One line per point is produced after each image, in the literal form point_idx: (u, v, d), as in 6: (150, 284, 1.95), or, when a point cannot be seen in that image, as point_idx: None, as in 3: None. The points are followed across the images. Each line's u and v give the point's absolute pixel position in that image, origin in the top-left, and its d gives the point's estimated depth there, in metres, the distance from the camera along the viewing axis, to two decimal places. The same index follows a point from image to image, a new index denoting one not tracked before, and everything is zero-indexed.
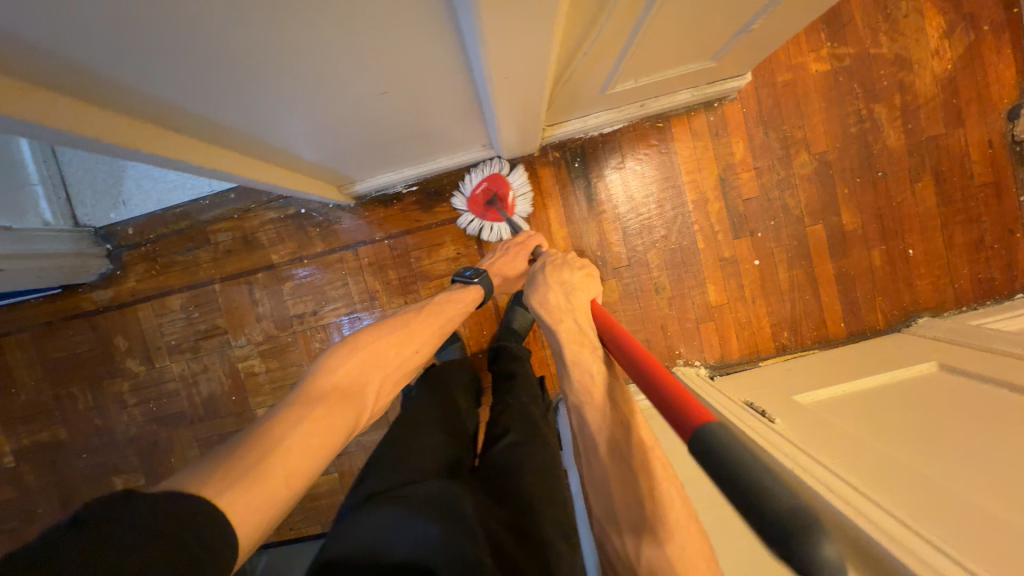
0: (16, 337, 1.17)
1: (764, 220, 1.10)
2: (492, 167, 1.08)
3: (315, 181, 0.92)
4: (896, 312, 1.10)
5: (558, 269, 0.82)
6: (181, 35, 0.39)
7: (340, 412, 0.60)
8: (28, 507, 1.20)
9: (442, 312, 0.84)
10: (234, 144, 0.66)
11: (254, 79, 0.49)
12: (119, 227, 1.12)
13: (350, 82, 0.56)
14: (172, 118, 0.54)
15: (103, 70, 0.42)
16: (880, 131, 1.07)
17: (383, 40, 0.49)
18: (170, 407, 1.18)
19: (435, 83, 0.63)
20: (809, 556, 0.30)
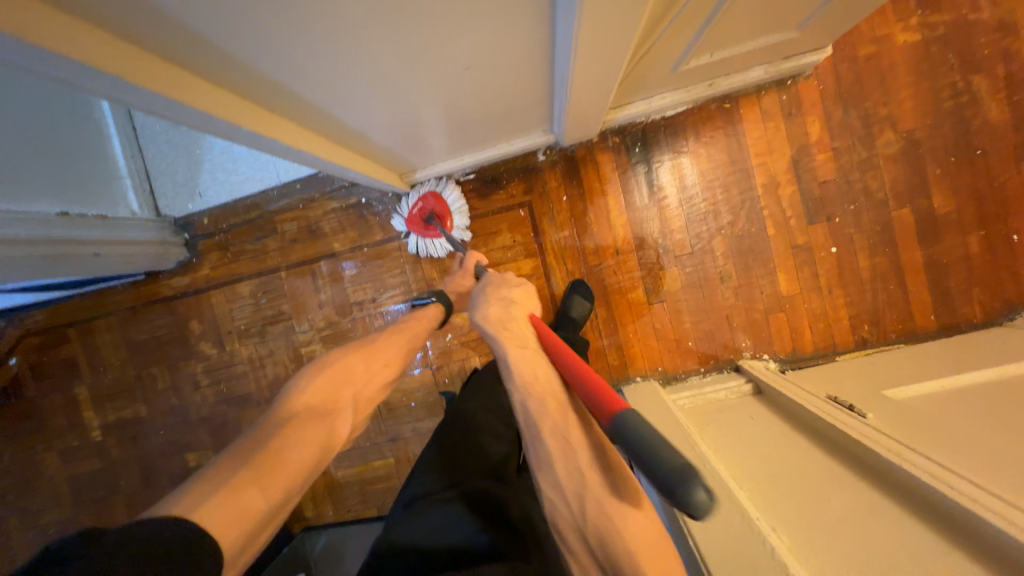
0: (103, 320, 1.27)
1: (843, 204, 1.03)
2: (428, 186, 1.11)
3: (379, 167, 0.94)
4: (997, 303, 1.00)
5: (499, 287, 0.71)
6: (300, 1, 0.40)
7: (312, 432, 0.55)
8: (113, 478, 1.30)
9: (408, 330, 0.79)
10: (317, 125, 0.68)
11: (348, 50, 0.50)
12: (196, 217, 1.19)
13: (437, 58, 0.56)
14: (270, 95, 0.56)
15: (216, 40, 0.43)
16: (979, 105, 0.98)
17: (479, 12, 0.49)
18: (239, 389, 1.24)
19: (516, 57, 0.62)
20: (689, 498, 0.34)
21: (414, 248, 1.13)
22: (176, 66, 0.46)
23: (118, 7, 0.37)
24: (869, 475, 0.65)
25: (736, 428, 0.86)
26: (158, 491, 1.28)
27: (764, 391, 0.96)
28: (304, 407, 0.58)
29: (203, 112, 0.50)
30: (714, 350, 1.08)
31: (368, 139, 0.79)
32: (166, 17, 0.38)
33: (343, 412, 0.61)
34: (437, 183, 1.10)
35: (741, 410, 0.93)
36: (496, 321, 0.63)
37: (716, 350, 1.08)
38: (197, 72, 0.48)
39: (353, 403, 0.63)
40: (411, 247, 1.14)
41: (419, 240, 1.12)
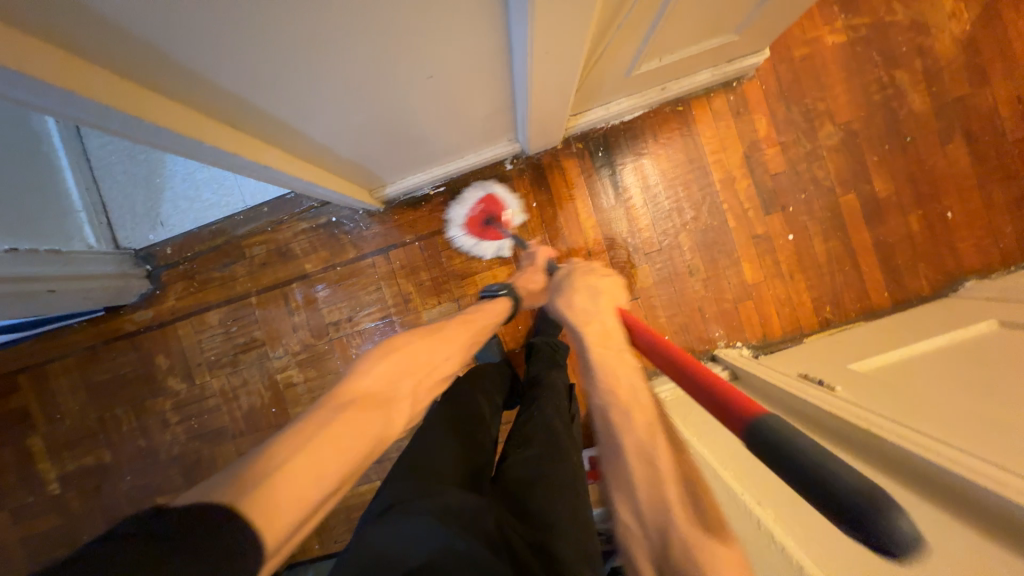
0: (59, 363, 1.19)
1: (795, 193, 1.09)
2: (486, 189, 1.14)
3: (347, 182, 0.94)
4: (941, 277, 1.07)
5: (583, 276, 0.82)
6: (260, 14, 0.41)
7: (371, 417, 0.52)
8: (74, 534, 1.20)
9: (473, 320, 0.80)
10: (283, 141, 0.68)
11: (311, 61, 0.50)
12: (158, 247, 1.16)
13: (400, 68, 0.58)
14: (233, 111, 0.56)
15: (181, 57, 0.44)
16: (904, 97, 1.06)
17: (438, 23, 0.51)
18: (212, 423, 1.18)
19: (477, 66, 0.65)
20: (884, 528, 0.31)
21: (469, 249, 1.14)
22: (139, 83, 0.46)
23: (80, 27, 0.37)
24: (843, 443, 0.68)
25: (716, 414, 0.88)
26: None
27: (740, 376, 0.99)
28: (363, 394, 0.54)
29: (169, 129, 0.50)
30: (689, 342, 1.11)
31: (337, 154, 0.79)
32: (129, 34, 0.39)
33: (402, 400, 0.59)
34: (495, 185, 1.13)
35: None
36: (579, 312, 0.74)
37: (692, 342, 1.11)
38: (163, 89, 0.48)
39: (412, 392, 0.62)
40: (466, 248, 1.14)
41: (477, 240, 1.13)
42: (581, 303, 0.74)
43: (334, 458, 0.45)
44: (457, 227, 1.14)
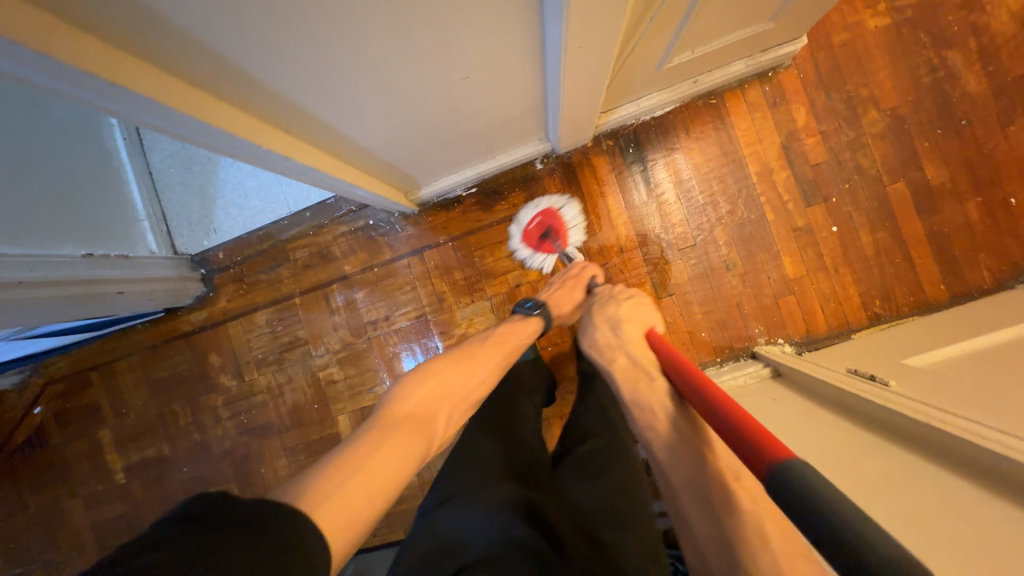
0: (125, 361, 1.29)
1: (838, 183, 1.05)
2: (547, 203, 1.12)
3: (387, 182, 0.99)
4: (1005, 268, 1.00)
5: (604, 307, 0.88)
6: (310, 23, 0.45)
7: (412, 440, 0.58)
8: (137, 521, 1.29)
9: (506, 342, 0.82)
10: (330, 144, 0.73)
11: (355, 68, 0.54)
12: (211, 252, 1.24)
13: (437, 70, 0.61)
14: (287, 116, 0.61)
15: (235, 60, 0.47)
16: (958, 78, 1.01)
17: (472, 26, 0.53)
18: (259, 418, 1.25)
19: (509, 67, 0.67)
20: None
21: (524, 260, 1.13)
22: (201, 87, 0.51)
23: (148, 33, 0.42)
24: (901, 439, 0.64)
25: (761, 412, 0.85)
26: None
27: (784, 373, 0.96)
28: (407, 417, 0.61)
29: (225, 129, 0.54)
30: (727, 339, 1.09)
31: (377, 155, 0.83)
32: (188, 39, 0.43)
33: (439, 422, 0.64)
34: (558, 201, 1.11)
35: (763, 393, 0.92)
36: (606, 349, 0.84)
37: (730, 339, 1.09)
38: (220, 93, 0.53)
39: (446, 414, 0.66)
40: (520, 258, 1.14)
41: (531, 253, 1.12)
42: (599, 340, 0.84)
43: (385, 482, 0.50)
44: (514, 238, 1.13)
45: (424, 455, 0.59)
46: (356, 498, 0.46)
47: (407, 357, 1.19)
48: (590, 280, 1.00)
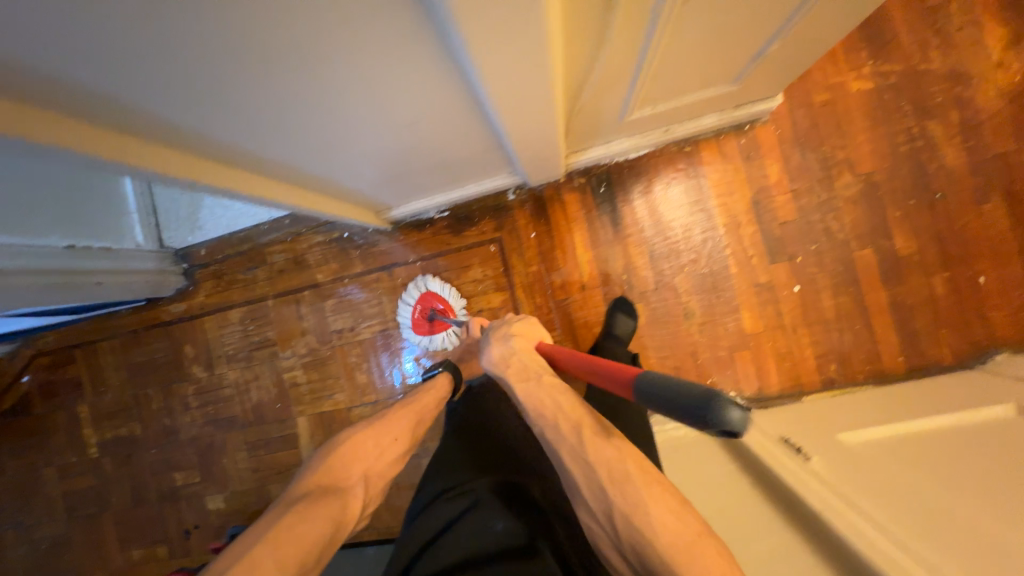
0: (107, 342, 1.36)
1: (804, 244, 1.04)
2: (418, 289, 1.17)
3: (353, 203, 1.00)
4: (967, 346, 0.98)
5: (497, 328, 0.79)
6: (268, 98, 0.47)
7: (325, 506, 0.65)
8: (106, 493, 1.36)
9: (416, 401, 0.87)
10: (283, 176, 0.74)
11: (310, 127, 0.56)
12: (195, 248, 1.30)
13: (393, 129, 0.64)
14: (239, 158, 0.62)
15: (193, 124, 0.49)
16: (936, 150, 0.99)
17: (424, 99, 0.57)
18: (225, 411, 1.29)
19: (464, 122, 0.70)
20: (719, 416, 0.40)
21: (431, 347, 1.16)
22: (161, 144, 0.52)
23: (106, 111, 0.43)
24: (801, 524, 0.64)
25: (695, 468, 0.86)
26: (147, 508, 1.33)
27: None
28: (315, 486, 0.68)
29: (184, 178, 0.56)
30: None
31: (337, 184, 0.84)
32: (143, 114, 0.45)
33: (355, 485, 0.71)
34: (424, 283, 1.17)
35: (700, 449, 0.92)
36: (502, 364, 0.73)
37: None
38: (177, 148, 0.54)
39: (362, 479, 0.73)
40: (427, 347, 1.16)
41: (430, 338, 1.16)
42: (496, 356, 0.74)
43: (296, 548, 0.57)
44: (407, 332, 1.17)
45: (341, 515, 0.65)
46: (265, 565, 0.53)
47: (368, 368, 1.23)
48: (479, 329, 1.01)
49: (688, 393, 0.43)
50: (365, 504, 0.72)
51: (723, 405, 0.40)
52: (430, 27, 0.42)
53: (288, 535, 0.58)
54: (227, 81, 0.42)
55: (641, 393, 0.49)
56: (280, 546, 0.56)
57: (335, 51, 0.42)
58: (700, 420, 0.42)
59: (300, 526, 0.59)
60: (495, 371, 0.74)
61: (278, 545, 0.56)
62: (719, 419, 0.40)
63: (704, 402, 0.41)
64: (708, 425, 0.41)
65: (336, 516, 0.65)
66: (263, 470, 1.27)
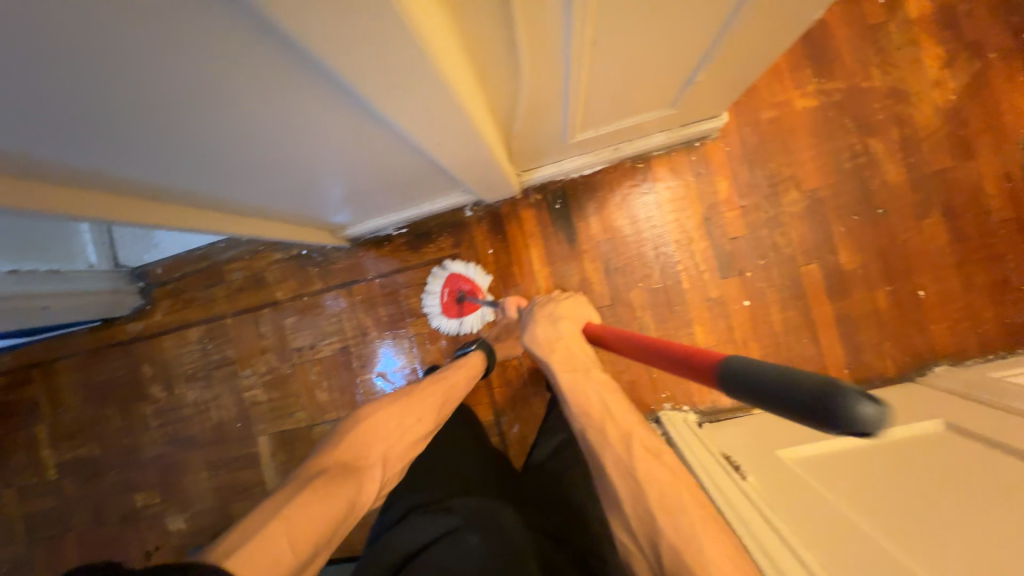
0: (63, 362, 1.32)
1: (753, 258, 1.06)
2: (446, 272, 1.15)
3: (292, 224, 1.00)
4: (908, 358, 1.01)
5: (541, 307, 0.85)
6: (194, 155, 0.51)
7: (344, 485, 0.61)
8: (65, 516, 1.33)
9: (448, 378, 0.90)
10: (230, 206, 0.77)
11: (244, 170, 0.60)
12: (151, 267, 1.28)
13: (328, 165, 0.68)
14: (181, 198, 0.66)
15: (127, 176, 0.53)
16: (878, 167, 1.01)
17: (351, 142, 0.61)
18: (186, 431, 1.28)
19: (402, 156, 0.74)
20: (845, 412, 0.32)
21: (463, 329, 1.14)
22: (74, 186, 0.52)
23: (19, 167, 0.44)
24: None
25: None
26: (107, 530, 1.31)
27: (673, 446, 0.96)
28: (333, 463, 0.65)
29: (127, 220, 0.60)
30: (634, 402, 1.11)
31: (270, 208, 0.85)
32: (57, 167, 0.46)
33: (373, 465, 0.69)
34: (450, 267, 1.14)
35: None
36: (544, 344, 0.78)
37: (637, 402, 1.10)
38: (104, 195, 0.56)
39: (381, 459, 0.71)
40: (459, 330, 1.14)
41: (459, 321, 1.14)
42: (540, 333, 0.79)
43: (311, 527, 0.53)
44: (435, 315, 1.15)
45: (354, 499, 0.62)
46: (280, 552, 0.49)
47: (328, 386, 1.23)
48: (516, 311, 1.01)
49: (801, 379, 0.36)
50: (383, 485, 0.70)
51: (850, 399, 0.32)
52: (336, 91, 0.45)
53: (304, 512, 0.54)
54: (152, 147, 0.46)
55: (732, 381, 0.42)
56: (292, 526, 0.51)
57: (246, 111, 0.44)
58: (817, 415, 0.34)
59: (315, 504, 0.56)
60: (535, 347, 0.79)
61: (289, 526, 0.51)
62: (844, 414, 0.33)
63: (824, 393, 0.34)
64: (826, 424, 0.34)
65: (351, 493, 0.61)
66: (225, 490, 1.26)
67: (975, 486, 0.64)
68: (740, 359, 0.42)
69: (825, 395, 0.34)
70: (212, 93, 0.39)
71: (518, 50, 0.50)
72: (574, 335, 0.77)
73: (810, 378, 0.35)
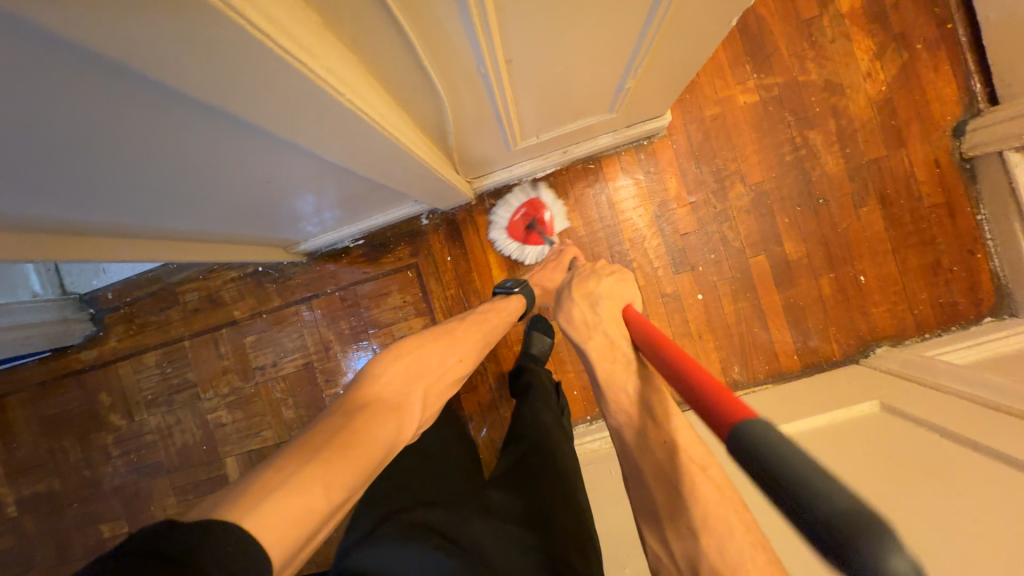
0: (15, 397, 1.27)
1: (704, 253, 1.08)
2: (528, 193, 1.09)
3: (233, 244, 0.97)
4: (853, 341, 1.05)
5: (584, 283, 0.78)
6: (101, 195, 0.55)
7: (380, 426, 0.55)
8: (28, 553, 1.28)
9: (485, 320, 0.82)
10: (173, 236, 0.82)
11: (164, 205, 0.64)
12: (101, 292, 1.24)
13: (253, 193, 0.71)
14: (116, 232, 0.71)
15: (46, 217, 0.58)
16: (817, 158, 1.04)
17: (265, 172, 0.64)
18: (149, 457, 1.25)
19: (332, 181, 0.77)
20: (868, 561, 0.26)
21: (514, 254, 1.10)
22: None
23: None
24: None
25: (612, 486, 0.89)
26: (74, 565, 1.27)
27: None
28: (374, 397, 0.59)
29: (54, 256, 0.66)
30: None
31: (197, 233, 0.83)
32: None
33: (412, 405, 0.62)
34: (534, 189, 1.09)
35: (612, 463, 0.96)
36: (581, 326, 0.73)
37: None
38: (32, 234, 0.62)
39: (421, 398, 0.65)
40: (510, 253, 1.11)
41: (519, 246, 1.10)
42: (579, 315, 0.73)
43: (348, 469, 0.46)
44: (498, 233, 1.11)
45: (392, 441, 0.55)
46: (312, 496, 0.41)
47: (294, 402, 1.21)
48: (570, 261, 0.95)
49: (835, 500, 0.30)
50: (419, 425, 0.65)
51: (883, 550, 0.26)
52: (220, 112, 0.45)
53: (338, 457, 0.46)
54: (52, 193, 0.50)
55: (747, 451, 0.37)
56: (329, 466, 0.45)
57: (135, 159, 0.48)
58: (832, 545, 0.29)
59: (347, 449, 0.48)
60: (572, 328, 0.73)
61: (328, 462, 0.45)
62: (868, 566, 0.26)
63: (857, 529, 0.27)
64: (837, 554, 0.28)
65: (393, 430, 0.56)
66: None
67: (903, 472, 0.68)
68: (776, 437, 0.35)
69: (855, 533, 0.27)
70: (88, 150, 0.43)
71: (430, 74, 0.50)
72: (613, 317, 0.69)
73: (849, 504, 0.29)
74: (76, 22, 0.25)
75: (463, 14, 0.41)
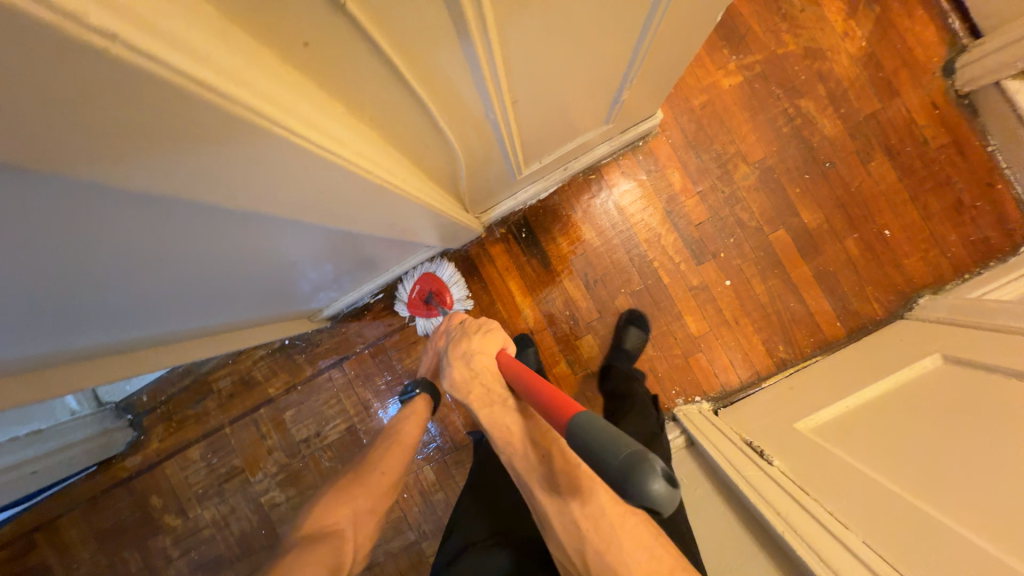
0: (68, 516, 1.26)
1: (723, 239, 1.07)
2: (421, 270, 1.13)
3: (259, 326, 0.97)
4: (893, 296, 1.03)
5: (455, 346, 0.70)
6: (122, 314, 0.54)
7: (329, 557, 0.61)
8: None
9: (398, 437, 0.80)
10: (194, 335, 0.81)
11: (181, 309, 0.63)
12: (135, 396, 1.24)
13: (267, 276, 0.70)
14: (138, 343, 0.70)
15: (70, 345, 0.57)
16: (814, 124, 1.05)
17: (279, 254, 0.63)
18: (209, 552, 1.23)
19: (345, 248, 0.76)
20: (640, 490, 0.37)
21: (425, 329, 1.13)
22: (26, 368, 0.57)
23: None
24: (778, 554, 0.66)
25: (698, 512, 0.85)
26: None
27: (695, 443, 0.94)
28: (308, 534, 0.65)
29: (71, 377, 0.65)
30: None
31: (223, 323, 0.82)
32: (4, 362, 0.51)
33: (347, 529, 0.67)
34: (428, 265, 1.12)
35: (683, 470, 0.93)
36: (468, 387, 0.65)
37: None
38: (57, 363, 0.61)
39: (351, 521, 0.68)
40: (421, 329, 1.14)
41: (427, 321, 1.12)
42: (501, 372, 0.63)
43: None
44: (402, 311, 1.14)
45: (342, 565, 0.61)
46: None
47: None
48: (446, 331, 0.84)
49: (611, 458, 0.40)
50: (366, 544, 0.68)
51: (646, 478, 0.37)
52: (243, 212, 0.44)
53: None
54: (75, 322, 0.50)
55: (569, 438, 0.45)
56: None
57: (155, 274, 0.47)
58: (621, 488, 0.39)
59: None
60: None
61: None
62: (640, 492, 0.37)
63: (630, 470, 0.38)
64: (627, 491, 0.38)
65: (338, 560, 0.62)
66: None
67: (981, 418, 0.66)
68: (578, 416, 0.45)
69: (629, 476, 0.38)
70: (110, 276, 0.42)
71: (441, 129, 0.50)
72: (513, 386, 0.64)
73: (626, 454, 0.39)
74: (116, 170, 0.24)
75: (472, 67, 0.42)
